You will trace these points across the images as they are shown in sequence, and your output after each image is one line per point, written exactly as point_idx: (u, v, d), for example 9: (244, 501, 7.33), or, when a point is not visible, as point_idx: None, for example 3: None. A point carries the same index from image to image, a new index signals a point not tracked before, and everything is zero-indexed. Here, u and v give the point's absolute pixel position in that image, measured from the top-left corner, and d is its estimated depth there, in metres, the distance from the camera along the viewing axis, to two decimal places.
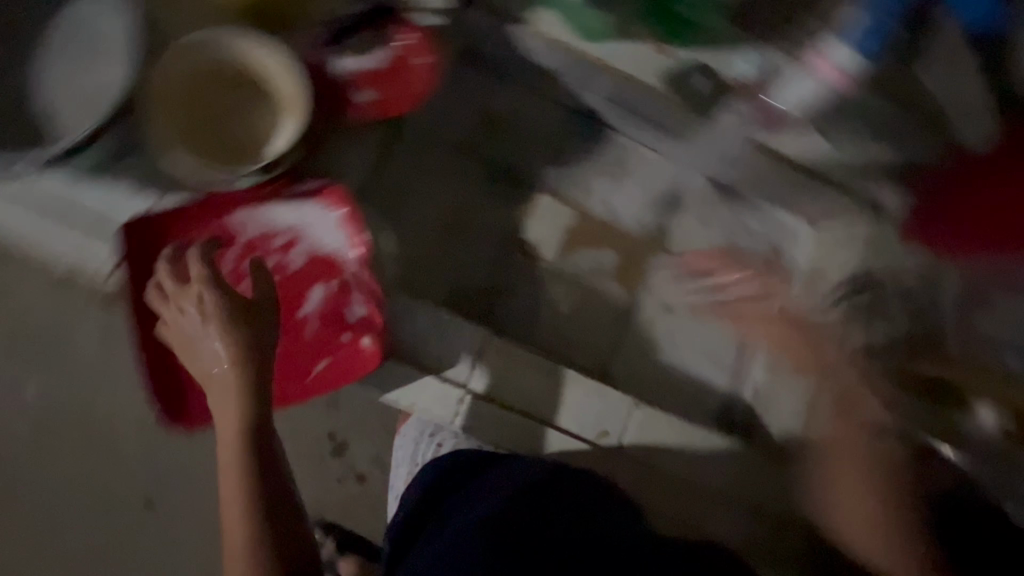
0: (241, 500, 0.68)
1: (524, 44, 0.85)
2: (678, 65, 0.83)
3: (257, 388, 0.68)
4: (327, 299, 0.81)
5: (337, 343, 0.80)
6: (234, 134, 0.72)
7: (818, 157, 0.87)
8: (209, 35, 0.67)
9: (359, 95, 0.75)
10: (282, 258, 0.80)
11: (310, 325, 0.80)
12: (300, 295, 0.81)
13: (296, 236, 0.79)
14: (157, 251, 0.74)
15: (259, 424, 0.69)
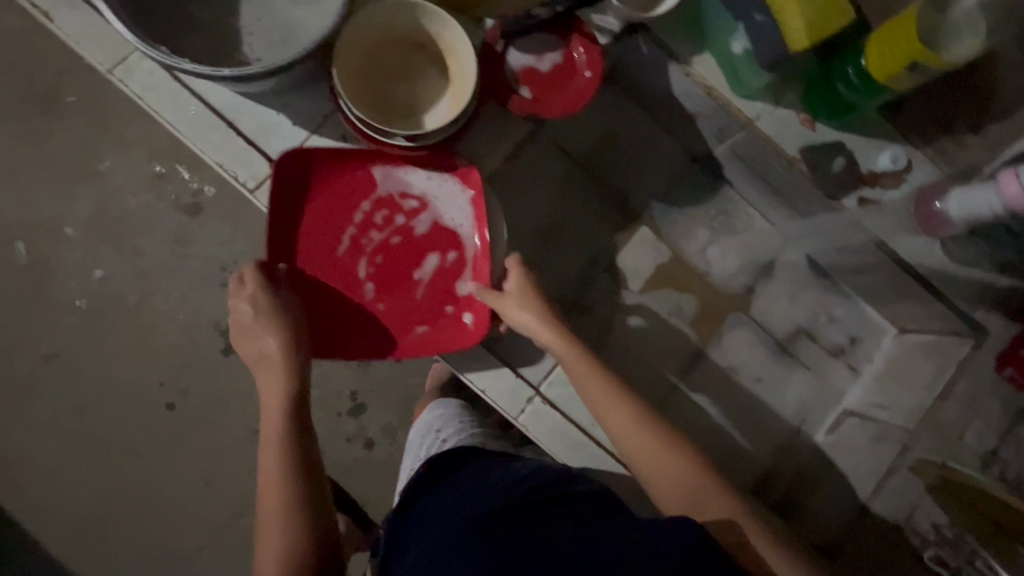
0: (273, 481, 0.61)
1: (676, 83, 0.88)
2: (820, 140, 0.84)
3: (300, 371, 0.68)
4: (440, 269, 0.81)
5: (439, 313, 0.81)
6: (403, 96, 0.76)
7: (935, 268, 0.86)
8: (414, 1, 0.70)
9: (520, 91, 0.76)
10: (408, 221, 0.80)
11: (419, 290, 0.80)
12: (415, 260, 0.80)
13: (427, 204, 0.79)
14: (298, 187, 0.75)
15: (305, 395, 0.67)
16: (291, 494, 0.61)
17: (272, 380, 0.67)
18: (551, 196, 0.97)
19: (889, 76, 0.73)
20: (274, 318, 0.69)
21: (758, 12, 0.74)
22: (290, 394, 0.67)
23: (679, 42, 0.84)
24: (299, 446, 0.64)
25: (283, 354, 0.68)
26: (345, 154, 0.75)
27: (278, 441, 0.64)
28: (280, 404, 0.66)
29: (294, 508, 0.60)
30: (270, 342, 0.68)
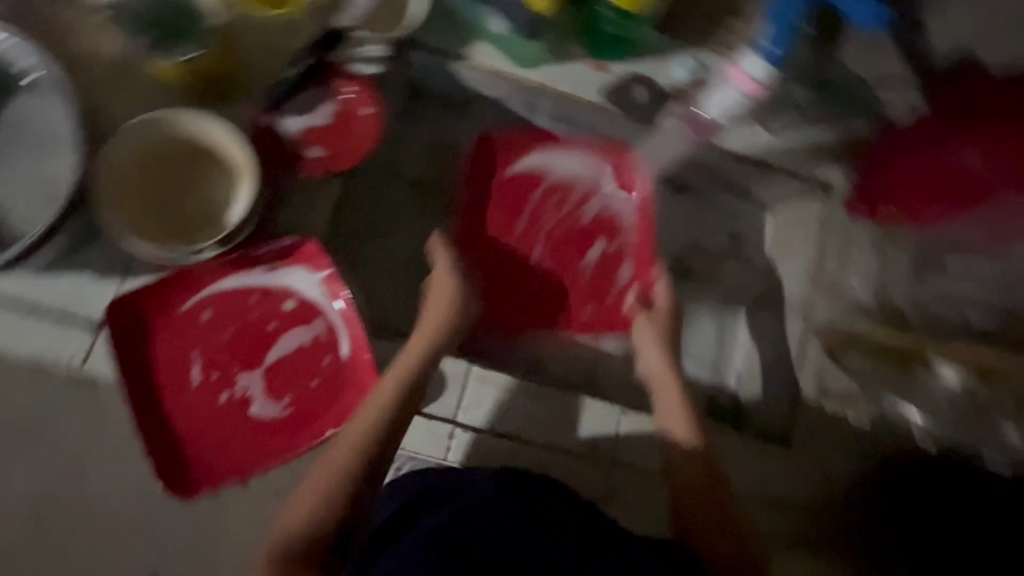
0: (360, 415, 0.68)
1: (468, 77, 0.87)
2: (615, 77, 0.86)
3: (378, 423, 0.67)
4: (603, 260, 0.92)
5: (601, 291, 0.91)
6: (195, 207, 0.73)
7: (765, 148, 0.89)
8: (163, 115, 0.69)
9: (310, 152, 0.74)
10: (579, 207, 0.92)
11: (580, 272, 0.92)
12: (584, 247, 0.92)
13: (569, 185, 0.92)
14: (510, 188, 0.91)
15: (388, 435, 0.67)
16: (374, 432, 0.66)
17: (398, 368, 0.70)
18: (402, 229, 0.92)
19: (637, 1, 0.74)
20: (416, 341, 0.74)
21: None
22: (419, 360, 0.72)
23: (451, 40, 0.83)
24: (395, 409, 0.67)
25: (397, 374, 0.70)
26: (180, 280, 0.71)
27: (380, 402, 0.68)
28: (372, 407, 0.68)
29: (369, 441, 0.66)
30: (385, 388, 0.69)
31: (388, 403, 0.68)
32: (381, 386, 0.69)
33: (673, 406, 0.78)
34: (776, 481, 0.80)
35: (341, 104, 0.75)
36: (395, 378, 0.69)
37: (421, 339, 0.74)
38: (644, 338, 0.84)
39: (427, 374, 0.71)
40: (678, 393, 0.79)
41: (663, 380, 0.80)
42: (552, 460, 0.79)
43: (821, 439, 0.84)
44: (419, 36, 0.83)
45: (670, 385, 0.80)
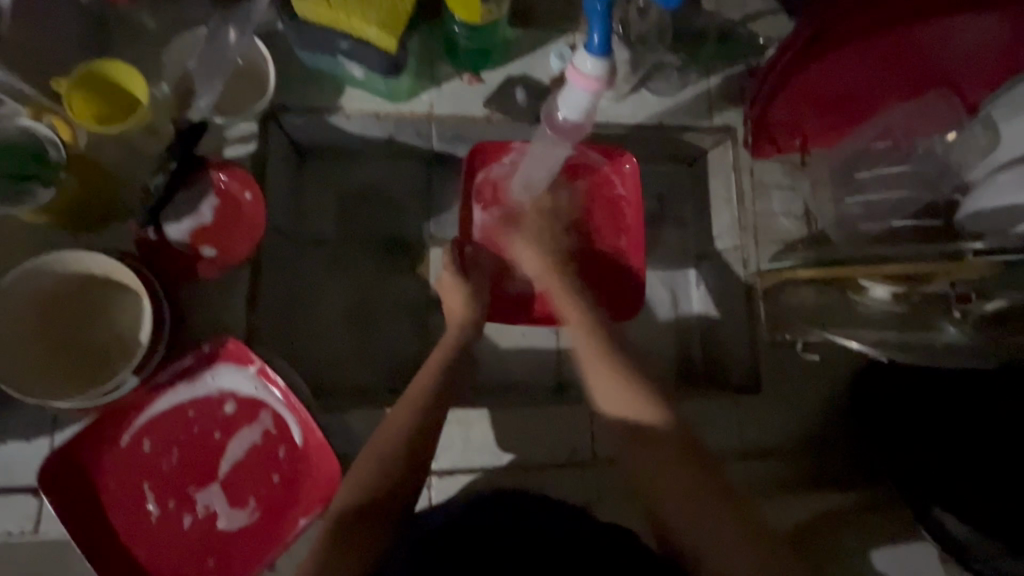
0: (355, 491, 0.63)
1: (348, 126, 0.85)
2: (491, 86, 0.86)
3: (381, 483, 0.64)
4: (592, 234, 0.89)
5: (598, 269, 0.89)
6: (105, 338, 0.70)
7: (658, 111, 0.90)
8: (26, 267, 0.65)
9: (202, 253, 0.71)
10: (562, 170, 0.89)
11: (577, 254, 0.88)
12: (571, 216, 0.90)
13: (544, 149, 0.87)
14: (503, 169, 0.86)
15: (383, 492, 0.63)
16: (368, 511, 0.62)
17: (394, 432, 0.66)
18: (332, 289, 0.91)
19: (478, 13, 0.72)
20: (410, 398, 0.68)
21: (339, 39, 0.71)
22: (415, 421, 0.66)
23: (319, 96, 0.82)
24: (400, 477, 0.64)
25: (398, 442, 0.65)
26: (113, 416, 0.69)
27: (378, 476, 0.63)
28: (379, 477, 0.63)
29: (366, 525, 0.61)
30: (388, 454, 0.64)
31: (390, 475, 0.64)
32: (376, 451, 0.65)
33: (596, 367, 0.71)
34: (752, 427, 0.84)
35: (221, 196, 0.72)
36: (395, 447, 0.65)
37: (414, 395, 0.68)
38: (523, 255, 0.81)
39: (433, 436, 0.67)
40: (595, 340, 0.73)
41: (592, 353, 0.73)
42: (538, 476, 0.79)
43: (788, 377, 0.86)
44: (284, 101, 0.81)
45: (602, 366, 0.71)
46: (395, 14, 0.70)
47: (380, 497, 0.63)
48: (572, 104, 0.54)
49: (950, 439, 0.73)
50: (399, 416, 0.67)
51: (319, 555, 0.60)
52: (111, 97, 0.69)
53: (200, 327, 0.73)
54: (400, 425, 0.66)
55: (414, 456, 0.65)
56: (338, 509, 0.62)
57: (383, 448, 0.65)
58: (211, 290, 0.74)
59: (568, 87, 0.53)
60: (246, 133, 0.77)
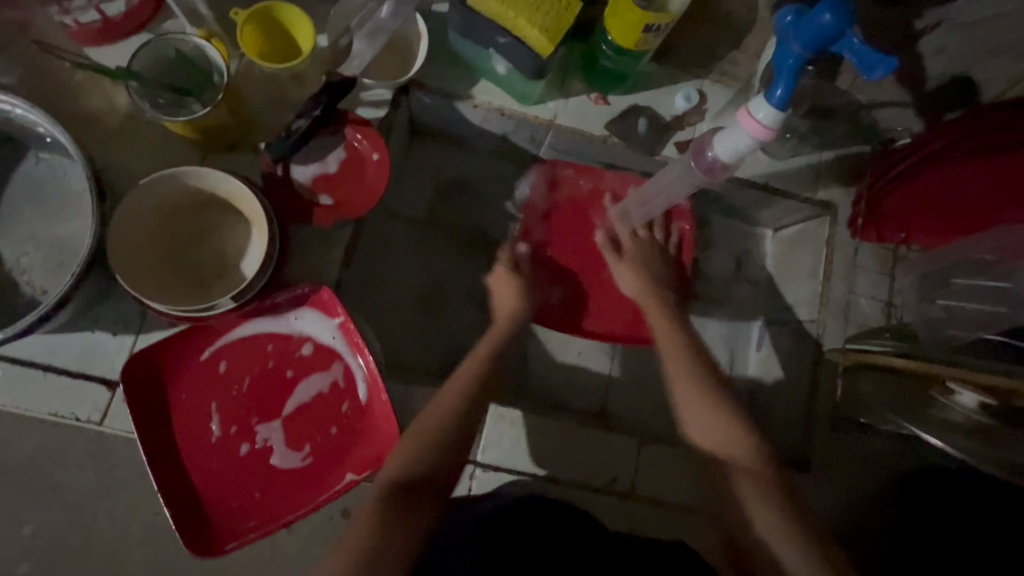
0: (403, 464, 0.63)
1: (471, 115, 0.88)
2: (616, 110, 0.89)
3: (443, 441, 0.64)
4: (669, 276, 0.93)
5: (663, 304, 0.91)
6: (212, 259, 0.72)
7: (767, 171, 0.92)
8: (128, 201, 0.66)
9: (320, 201, 0.74)
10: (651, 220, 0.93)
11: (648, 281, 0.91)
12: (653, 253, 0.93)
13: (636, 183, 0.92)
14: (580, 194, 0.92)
15: (448, 454, 0.64)
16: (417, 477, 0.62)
17: (436, 413, 0.66)
18: (411, 263, 0.93)
19: (635, 41, 0.75)
20: (456, 383, 0.68)
21: (499, 34, 0.74)
22: (461, 407, 0.66)
23: (455, 81, 0.85)
24: (445, 455, 0.64)
25: (441, 420, 0.65)
26: (200, 332, 0.71)
27: (434, 455, 0.63)
28: (433, 447, 0.64)
29: (418, 487, 0.62)
30: (439, 428, 0.65)
31: (429, 450, 0.64)
32: (443, 412, 0.66)
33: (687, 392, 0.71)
34: (792, 501, 0.84)
35: (349, 150, 0.75)
36: (433, 427, 0.65)
37: (464, 375, 0.69)
38: (624, 276, 0.84)
39: (473, 422, 0.66)
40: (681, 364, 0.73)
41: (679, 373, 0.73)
42: (575, 492, 0.79)
43: (840, 464, 0.85)
44: (423, 79, 0.84)
45: (681, 371, 0.73)
46: (559, 21, 0.72)
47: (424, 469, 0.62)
48: (728, 146, 0.56)
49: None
50: (448, 396, 0.67)
51: (370, 521, 0.59)
52: (274, 36, 0.73)
53: (296, 268, 0.75)
54: (461, 391, 0.67)
55: (456, 438, 0.65)
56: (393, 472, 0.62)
57: (454, 414, 0.66)
58: (315, 237, 0.76)
59: (731, 129, 0.55)
60: (381, 99, 0.80)
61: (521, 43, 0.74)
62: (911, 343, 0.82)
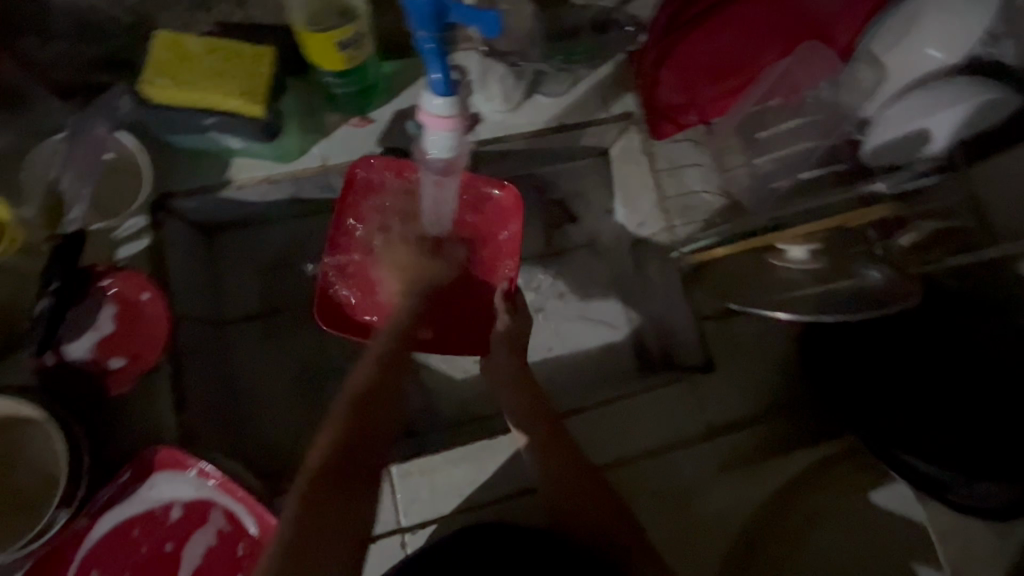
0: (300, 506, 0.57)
1: (242, 197, 0.82)
2: (382, 124, 0.83)
3: (337, 476, 0.60)
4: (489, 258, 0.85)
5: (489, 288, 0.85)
6: (33, 479, 0.65)
7: (555, 112, 0.89)
8: None
9: (111, 365, 0.69)
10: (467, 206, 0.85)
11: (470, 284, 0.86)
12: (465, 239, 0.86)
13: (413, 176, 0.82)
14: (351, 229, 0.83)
15: (344, 484, 0.60)
16: (329, 475, 0.60)
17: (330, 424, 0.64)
18: (267, 362, 0.88)
19: (341, 60, 0.70)
20: (341, 404, 0.66)
21: (204, 116, 0.69)
22: (342, 436, 0.63)
23: (205, 175, 0.78)
24: (338, 484, 0.59)
25: (337, 430, 0.63)
26: (54, 552, 0.65)
27: (328, 483, 0.59)
28: (332, 481, 0.59)
29: (334, 489, 0.59)
30: (322, 459, 0.61)
31: (331, 455, 0.62)
32: (331, 441, 0.63)
33: (507, 378, 0.79)
34: (714, 405, 0.83)
35: (117, 302, 0.70)
36: (326, 451, 0.62)
37: (348, 395, 0.67)
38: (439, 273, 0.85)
39: (376, 423, 0.65)
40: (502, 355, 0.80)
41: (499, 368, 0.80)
42: (508, 508, 0.76)
43: (740, 348, 0.86)
44: (169, 187, 0.77)
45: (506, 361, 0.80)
46: (256, 80, 0.68)
47: (331, 468, 0.60)
48: (439, 145, 0.55)
49: (907, 391, 0.74)
50: (330, 428, 0.64)
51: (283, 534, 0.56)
52: None
53: (125, 443, 0.69)
54: (345, 423, 0.64)
55: (350, 442, 0.63)
56: (310, 470, 0.60)
57: (343, 444, 0.62)
58: (129, 403, 0.70)
59: (430, 131, 0.54)
60: (136, 229, 0.73)
61: (230, 116, 0.69)
62: (747, 213, 0.82)
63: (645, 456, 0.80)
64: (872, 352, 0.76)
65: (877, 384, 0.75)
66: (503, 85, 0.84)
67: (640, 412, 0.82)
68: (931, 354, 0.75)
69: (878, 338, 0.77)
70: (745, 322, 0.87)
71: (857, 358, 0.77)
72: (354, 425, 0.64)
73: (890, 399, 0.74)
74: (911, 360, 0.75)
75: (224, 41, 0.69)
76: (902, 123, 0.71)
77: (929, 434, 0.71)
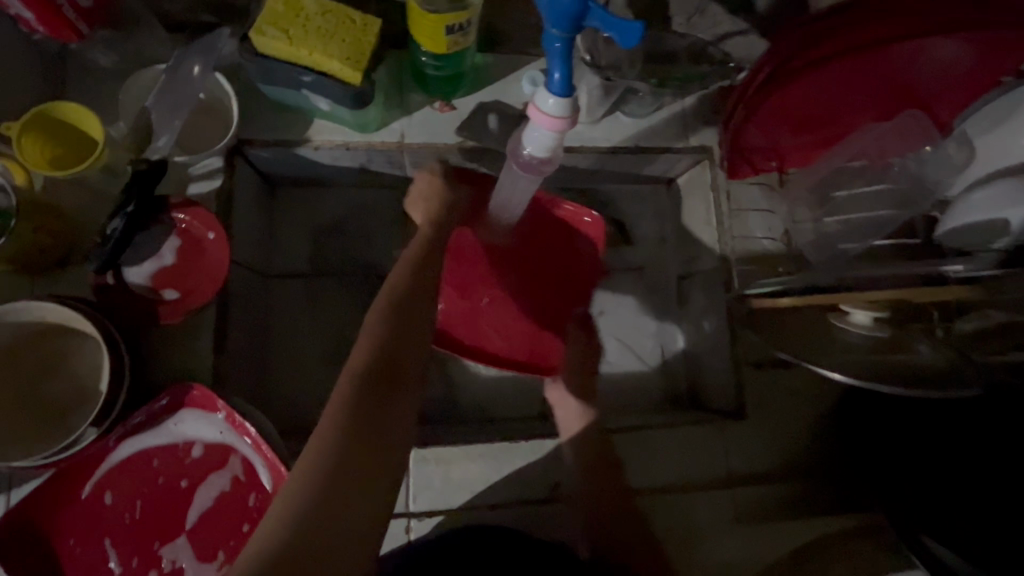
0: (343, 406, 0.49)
1: (315, 158, 0.83)
2: (463, 114, 0.84)
3: (383, 372, 0.52)
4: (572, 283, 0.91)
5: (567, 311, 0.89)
6: (71, 390, 0.67)
7: (633, 133, 0.89)
8: None
9: (165, 296, 0.69)
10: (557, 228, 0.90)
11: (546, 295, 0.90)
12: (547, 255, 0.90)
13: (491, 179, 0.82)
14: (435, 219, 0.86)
15: (391, 384, 0.51)
16: (376, 371, 0.51)
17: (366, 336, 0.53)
18: (301, 323, 0.89)
19: (444, 45, 0.71)
20: (387, 293, 0.56)
21: (301, 73, 0.70)
22: (385, 331, 0.54)
23: (284, 130, 0.80)
24: (386, 382, 0.51)
25: (379, 335, 0.54)
26: (73, 468, 0.65)
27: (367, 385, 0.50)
28: (375, 378, 0.51)
29: (387, 385, 0.51)
30: (365, 351, 0.53)
31: (374, 363, 0.52)
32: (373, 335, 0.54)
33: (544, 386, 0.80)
34: (739, 453, 0.82)
35: (183, 236, 0.71)
36: (368, 349, 0.53)
37: (389, 293, 0.57)
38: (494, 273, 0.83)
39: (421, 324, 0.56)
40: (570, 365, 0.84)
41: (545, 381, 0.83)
42: (516, 512, 0.76)
43: (773, 403, 0.84)
44: (249, 135, 0.79)
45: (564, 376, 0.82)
46: (359, 47, 0.69)
47: (376, 361, 0.52)
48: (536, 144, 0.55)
49: (941, 477, 0.71)
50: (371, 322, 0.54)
51: (336, 439, 0.47)
52: (66, 139, 0.67)
53: (162, 375, 0.70)
54: (385, 317, 0.55)
55: (390, 358, 0.52)
56: (353, 367, 0.51)
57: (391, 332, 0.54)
58: (172, 336, 0.71)
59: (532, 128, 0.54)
60: (208, 170, 0.75)
61: (327, 77, 0.70)
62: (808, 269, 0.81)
63: (658, 491, 0.79)
64: (910, 432, 0.74)
65: (911, 463, 0.73)
66: (588, 96, 0.84)
67: (662, 446, 0.81)
68: (972, 445, 0.72)
69: (918, 420, 0.75)
70: (783, 379, 0.85)
71: (893, 434, 0.75)
72: (404, 323, 0.55)
73: (923, 480, 0.71)
74: (950, 446, 0.72)
75: (337, 5, 0.70)
76: (979, 210, 0.69)
77: (959, 520, 0.68)
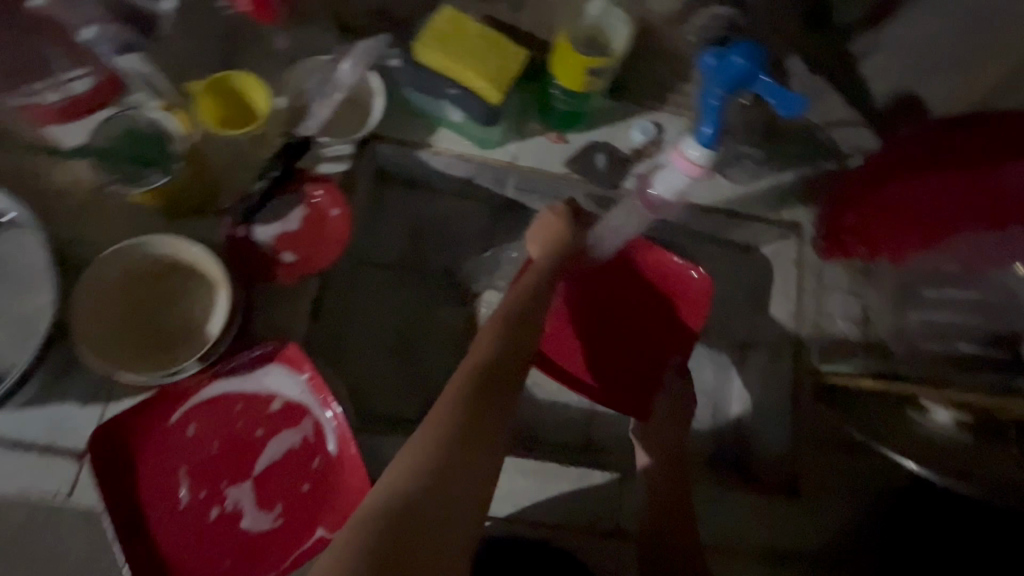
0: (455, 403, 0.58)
1: (430, 162, 0.89)
2: (575, 147, 0.88)
3: (490, 382, 0.61)
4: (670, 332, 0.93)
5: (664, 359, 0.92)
6: (182, 323, 0.73)
7: (730, 197, 0.90)
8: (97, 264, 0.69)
9: (282, 258, 0.76)
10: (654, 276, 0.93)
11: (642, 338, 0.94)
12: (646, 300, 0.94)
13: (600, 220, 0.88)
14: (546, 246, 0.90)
15: (493, 394, 0.60)
16: (483, 381, 0.60)
17: (482, 346, 0.64)
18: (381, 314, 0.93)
19: (580, 83, 0.78)
20: (496, 323, 0.66)
21: (449, 86, 0.77)
22: (496, 349, 0.64)
23: (411, 132, 0.86)
24: (489, 392, 0.60)
25: (493, 348, 0.64)
26: (167, 395, 0.70)
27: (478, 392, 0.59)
28: (481, 385, 0.60)
29: (495, 394, 0.60)
30: (476, 361, 0.62)
31: (487, 373, 0.61)
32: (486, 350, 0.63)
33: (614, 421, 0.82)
34: (787, 530, 0.80)
35: (311, 208, 0.77)
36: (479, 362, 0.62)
37: (498, 324, 0.66)
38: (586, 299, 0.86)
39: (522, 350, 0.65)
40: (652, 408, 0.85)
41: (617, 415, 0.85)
42: (554, 535, 0.76)
43: (828, 488, 0.83)
44: (380, 131, 0.86)
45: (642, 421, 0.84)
46: (504, 71, 0.76)
47: (486, 372, 0.61)
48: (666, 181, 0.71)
49: None
50: (485, 338, 0.65)
51: (454, 429, 0.55)
52: (232, 103, 0.74)
53: (260, 328, 0.76)
54: (499, 337, 0.65)
55: (497, 372, 0.62)
56: (469, 373, 0.61)
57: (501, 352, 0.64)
58: (278, 296, 0.77)
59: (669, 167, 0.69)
60: (341, 154, 0.81)
61: (472, 92, 0.77)
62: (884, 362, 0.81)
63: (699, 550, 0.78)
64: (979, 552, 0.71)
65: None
66: None
67: (708, 503, 0.81)
68: None
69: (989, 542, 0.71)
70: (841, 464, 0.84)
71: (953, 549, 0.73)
72: (511, 346, 0.64)
73: None
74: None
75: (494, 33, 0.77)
76: None
77: None
